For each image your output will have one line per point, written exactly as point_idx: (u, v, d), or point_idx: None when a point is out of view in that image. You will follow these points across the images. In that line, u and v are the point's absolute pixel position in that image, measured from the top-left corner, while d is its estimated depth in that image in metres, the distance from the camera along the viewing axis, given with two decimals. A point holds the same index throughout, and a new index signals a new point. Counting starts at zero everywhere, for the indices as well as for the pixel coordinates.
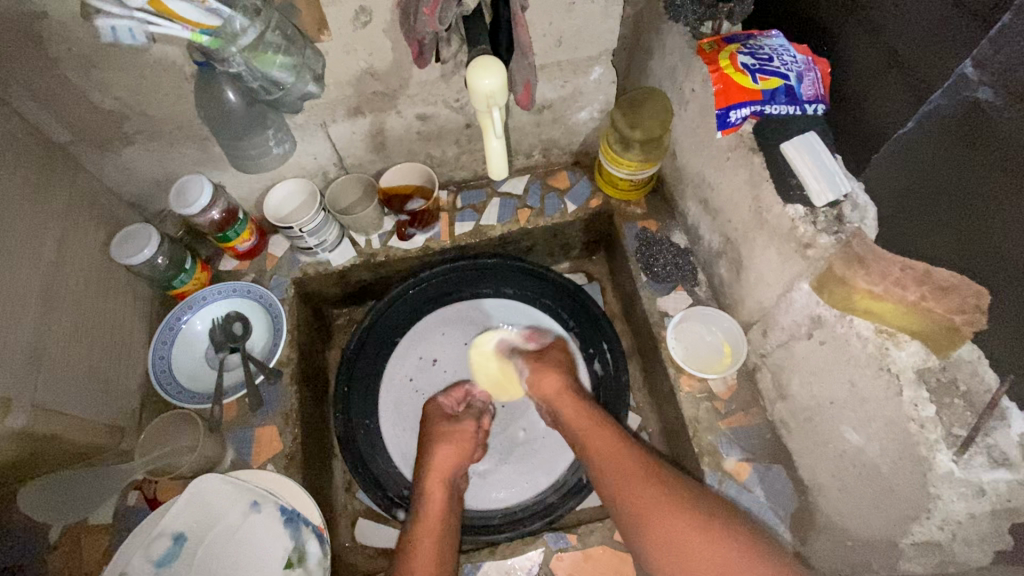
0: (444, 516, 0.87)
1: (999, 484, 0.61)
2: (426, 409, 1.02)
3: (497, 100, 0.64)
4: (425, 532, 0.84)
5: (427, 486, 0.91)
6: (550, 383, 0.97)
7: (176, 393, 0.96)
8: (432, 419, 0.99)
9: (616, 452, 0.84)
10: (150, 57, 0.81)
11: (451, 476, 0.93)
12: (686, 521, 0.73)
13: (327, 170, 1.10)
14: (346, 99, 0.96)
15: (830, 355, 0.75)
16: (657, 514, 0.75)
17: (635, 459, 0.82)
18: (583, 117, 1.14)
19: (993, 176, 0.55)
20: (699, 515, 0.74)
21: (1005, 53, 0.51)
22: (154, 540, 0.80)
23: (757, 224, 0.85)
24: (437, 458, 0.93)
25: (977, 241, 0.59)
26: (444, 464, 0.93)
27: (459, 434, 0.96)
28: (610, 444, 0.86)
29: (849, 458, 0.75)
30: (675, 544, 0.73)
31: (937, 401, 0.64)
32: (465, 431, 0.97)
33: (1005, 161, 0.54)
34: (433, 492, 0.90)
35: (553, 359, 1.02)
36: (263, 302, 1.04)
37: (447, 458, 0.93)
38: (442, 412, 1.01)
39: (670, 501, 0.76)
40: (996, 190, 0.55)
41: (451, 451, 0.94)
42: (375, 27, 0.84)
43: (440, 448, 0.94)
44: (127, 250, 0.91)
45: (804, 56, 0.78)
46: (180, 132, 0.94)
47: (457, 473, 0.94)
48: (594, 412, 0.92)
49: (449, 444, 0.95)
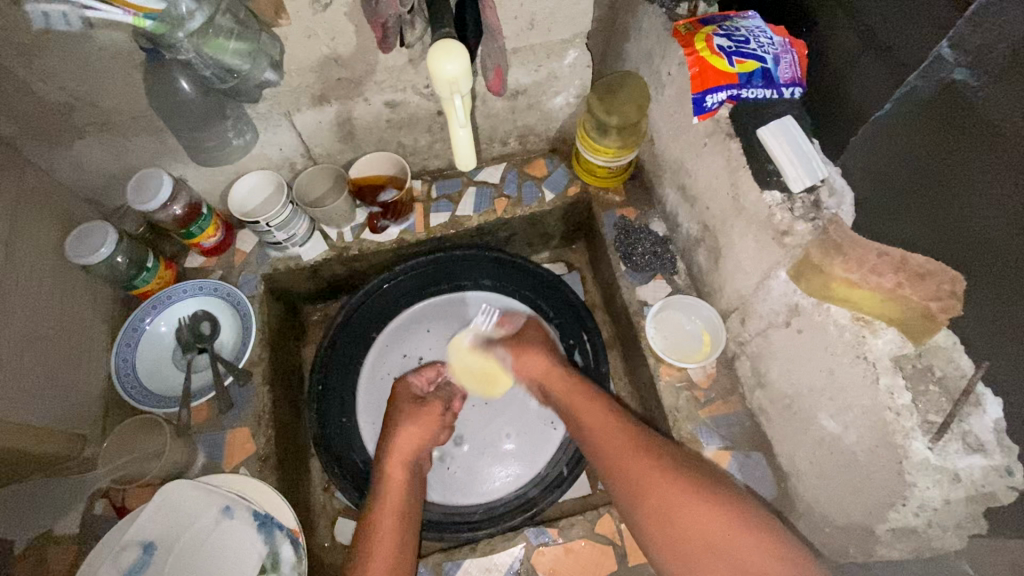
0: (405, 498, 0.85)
1: (973, 470, 0.60)
2: (396, 387, 0.98)
3: (461, 87, 0.61)
4: (387, 515, 0.82)
5: (388, 467, 0.87)
6: (534, 363, 0.96)
7: (141, 398, 0.92)
8: (400, 398, 0.96)
9: (596, 427, 0.83)
10: (95, 45, 0.76)
11: (414, 457, 0.89)
12: (673, 492, 0.72)
13: (293, 161, 1.05)
14: (310, 86, 0.92)
15: (808, 343, 0.75)
16: (649, 485, 0.73)
17: (619, 441, 0.79)
18: (559, 102, 1.10)
19: (966, 158, 0.54)
20: (685, 483, 0.72)
21: (981, 34, 0.50)
22: (123, 549, 0.77)
23: (734, 211, 0.83)
24: (398, 439, 0.89)
25: (954, 225, 0.57)
26: (406, 446, 0.89)
27: (426, 416, 0.92)
28: (594, 421, 0.84)
29: (827, 445, 0.75)
30: (665, 509, 0.71)
31: (913, 388, 0.64)
32: (433, 413, 0.93)
33: (978, 144, 0.53)
34: (395, 474, 0.87)
35: (536, 341, 0.98)
36: (230, 299, 1.00)
37: (410, 439, 0.89)
38: (411, 392, 0.98)
39: (663, 471, 0.74)
40: (970, 172, 0.54)
41: (415, 432, 0.90)
42: (336, 9, 0.80)
43: (401, 429, 0.90)
44: (83, 250, 0.87)
45: (780, 38, 0.76)
46: (135, 123, 0.90)
47: (421, 455, 0.91)
48: (578, 399, 0.88)
49: (413, 425, 0.91)
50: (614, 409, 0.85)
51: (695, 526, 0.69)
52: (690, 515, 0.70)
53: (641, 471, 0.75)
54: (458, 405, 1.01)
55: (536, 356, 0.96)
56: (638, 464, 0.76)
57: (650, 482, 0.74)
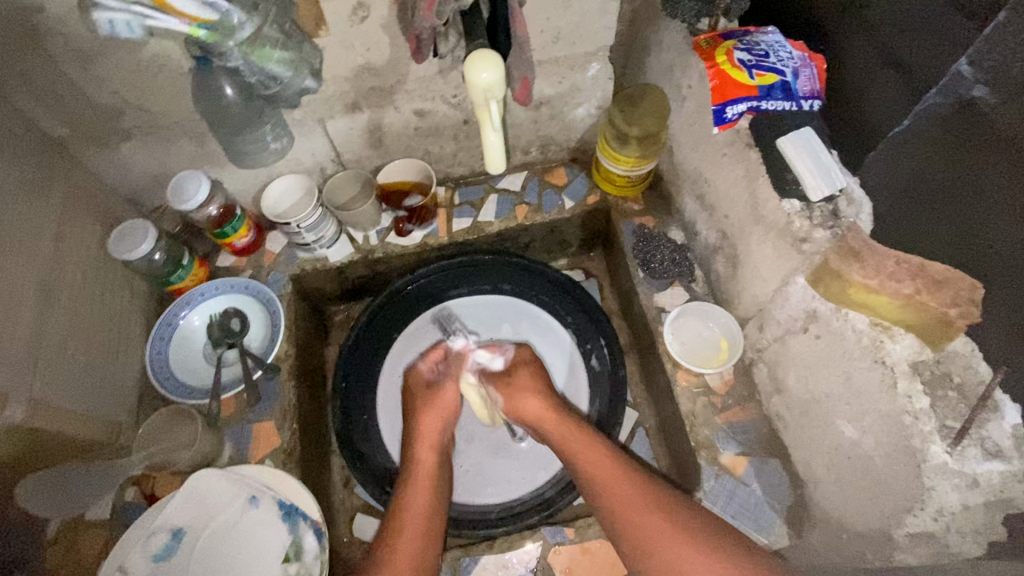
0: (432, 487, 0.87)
1: (992, 475, 0.60)
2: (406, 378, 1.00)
3: (496, 93, 0.64)
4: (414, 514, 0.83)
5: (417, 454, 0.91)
6: (528, 405, 0.93)
7: (174, 390, 0.96)
8: (413, 390, 0.98)
9: (603, 478, 0.82)
10: (147, 52, 0.81)
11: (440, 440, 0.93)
12: (680, 543, 0.74)
13: (324, 167, 1.10)
14: (345, 95, 0.96)
15: (826, 349, 0.76)
16: (657, 544, 0.74)
17: (626, 493, 0.79)
18: (581, 113, 1.14)
19: (985, 171, 0.56)
20: (688, 533, 0.74)
21: (997, 52, 0.52)
22: (152, 535, 0.80)
23: (753, 219, 0.85)
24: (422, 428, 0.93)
25: (975, 236, 0.58)
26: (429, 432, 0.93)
27: (437, 406, 0.95)
28: (597, 472, 0.83)
29: (844, 451, 0.75)
30: (655, 546, 0.75)
31: (931, 393, 0.65)
32: (445, 401, 0.95)
33: (998, 158, 0.54)
34: (424, 458, 0.91)
35: (523, 383, 0.95)
36: (260, 297, 1.04)
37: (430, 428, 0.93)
38: (422, 379, 0.99)
39: (670, 525, 0.75)
40: (989, 184, 0.56)
41: (434, 417, 0.94)
42: (372, 22, 0.84)
43: (421, 420, 0.94)
44: (125, 246, 0.91)
45: (799, 52, 0.79)
46: (178, 127, 0.95)
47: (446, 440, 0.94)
48: (576, 439, 0.88)
49: (430, 415, 0.94)
50: (619, 457, 0.85)
51: (680, 562, 0.72)
52: (677, 548, 0.73)
53: (647, 521, 0.76)
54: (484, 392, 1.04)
55: (530, 397, 0.94)
56: (650, 516, 0.77)
57: (659, 540, 0.75)
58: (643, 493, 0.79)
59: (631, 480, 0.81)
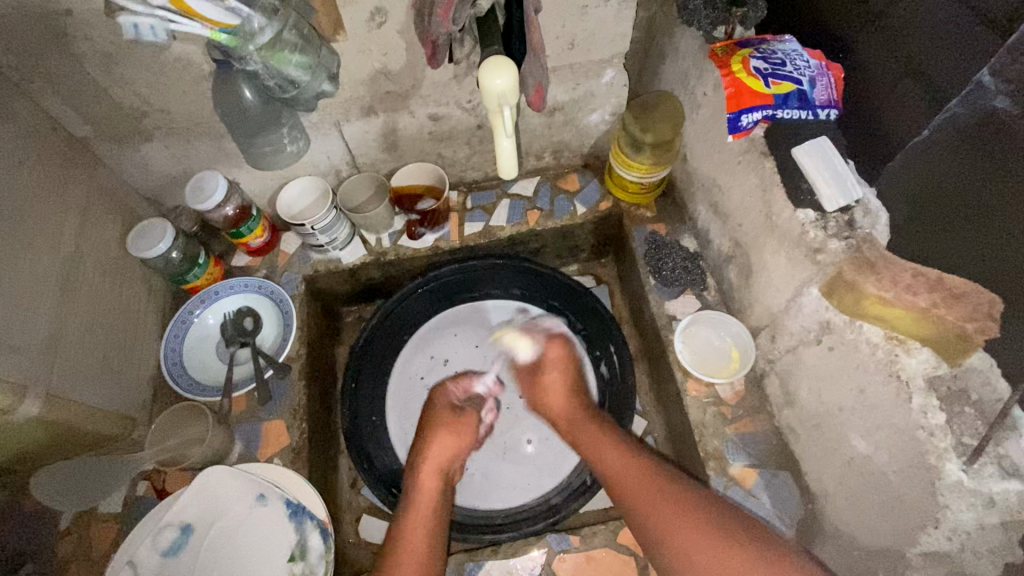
0: (436, 502, 0.86)
1: (1009, 495, 0.59)
2: (434, 394, 0.99)
3: (508, 100, 0.64)
4: (416, 521, 0.82)
5: (420, 474, 0.88)
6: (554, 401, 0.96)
7: (187, 386, 0.98)
8: (437, 407, 0.96)
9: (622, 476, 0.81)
10: (170, 55, 0.83)
11: (447, 466, 0.90)
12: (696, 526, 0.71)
13: (339, 169, 1.11)
14: (360, 99, 0.97)
15: (839, 361, 0.75)
16: (678, 533, 0.72)
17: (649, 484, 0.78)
18: (595, 119, 1.14)
19: (1010, 184, 0.54)
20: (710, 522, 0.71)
21: (1020, 63, 0.51)
22: (162, 529, 0.82)
23: (767, 228, 0.85)
24: (434, 447, 0.90)
25: (999, 250, 0.57)
26: (441, 453, 0.90)
27: (461, 427, 0.93)
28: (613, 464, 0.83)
29: (857, 465, 0.74)
30: (673, 532, 0.72)
31: (948, 409, 0.63)
32: (468, 424, 0.94)
33: (1023, 172, 0.53)
34: (428, 482, 0.88)
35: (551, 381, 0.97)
36: (273, 297, 1.05)
37: (446, 449, 0.91)
38: (448, 400, 0.98)
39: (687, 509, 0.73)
40: (1014, 199, 0.54)
41: (451, 441, 0.91)
42: (389, 27, 0.85)
43: (436, 438, 0.91)
44: (143, 244, 0.93)
45: (817, 61, 0.78)
46: (198, 129, 0.96)
47: (454, 464, 0.91)
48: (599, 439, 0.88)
49: (449, 435, 0.92)
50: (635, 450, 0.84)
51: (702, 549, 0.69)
52: (696, 529, 0.71)
53: (668, 510, 0.74)
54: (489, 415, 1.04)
55: (555, 395, 0.96)
56: (667, 505, 0.74)
57: (679, 529, 0.72)
58: (665, 479, 0.78)
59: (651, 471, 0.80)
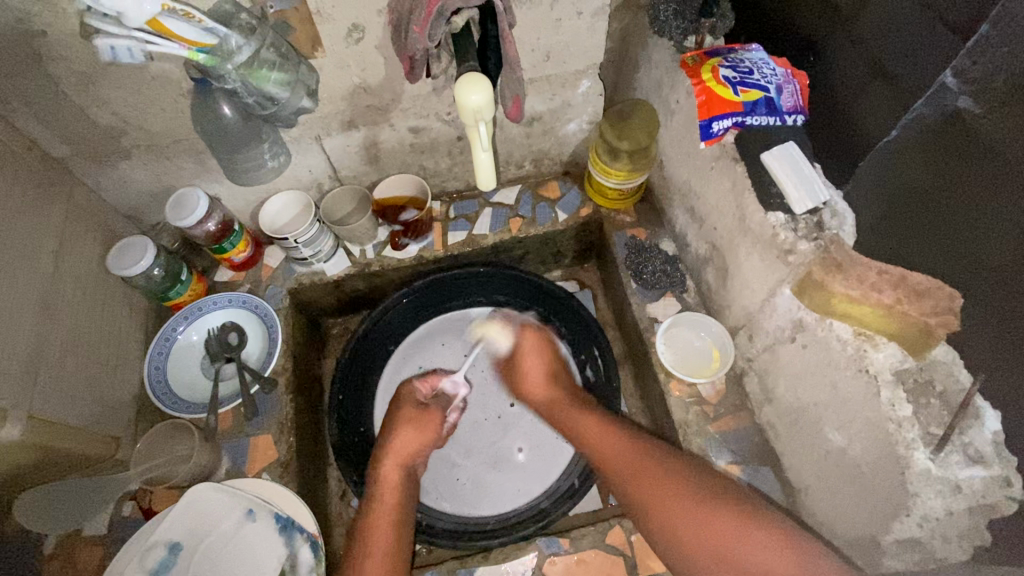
0: (399, 496, 0.88)
1: (974, 481, 0.62)
2: (400, 389, 1.01)
3: (484, 115, 0.65)
4: (379, 518, 0.84)
5: (385, 467, 0.90)
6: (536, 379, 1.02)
7: (171, 404, 0.97)
8: (402, 401, 0.99)
9: (617, 461, 0.84)
10: (147, 74, 0.83)
11: (410, 460, 0.93)
12: (686, 502, 0.74)
13: (321, 182, 1.11)
14: (340, 113, 0.98)
15: (812, 358, 0.78)
16: (668, 508, 0.75)
17: (636, 468, 0.81)
18: (572, 128, 1.16)
19: (976, 178, 0.56)
20: (702, 498, 0.74)
21: (983, 65, 0.54)
22: (150, 548, 0.81)
23: (740, 231, 0.87)
24: (398, 441, 0.93)
25: (968, 245, 0.59)
26: (405, 447, 0.93)
27: (426, 421, 0.96)
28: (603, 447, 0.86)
29: (833, 458, 0.77)
30: (664, 509, 0.75)
31: (914, 401, 0.66)
32: (435, 419, 0.97)
33: (986, 168, 0.55)
34: (390, 474, 0.90)
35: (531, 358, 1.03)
36: (258, 312, 1.05)
37: (409, 443, 0.93)
38: (414, 397, 1.01)
39: (676, 488, 0.76)
40: (978, 195, 0.57)
41: (415, 435, 0.94)
42: (367, 43, 0.86)
43: (401, 432, 0.94)
44: (125, 262, 0.93)
45: (782, 68, 0.81)
46: (177, 146, 0.96)
47: (418, 458, 0.94)
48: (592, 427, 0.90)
49: (412, 428, 0.94)
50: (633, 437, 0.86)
51: (699, 526, 0.72)
52: (684, 507, 0.74)
53: (658, 489, 0.77)
54: (456, 415, 1.06)
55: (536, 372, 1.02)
56: (660, 485, 0.77)
57: (671, 505, 0.75)
58: (660, 459, 0.81)
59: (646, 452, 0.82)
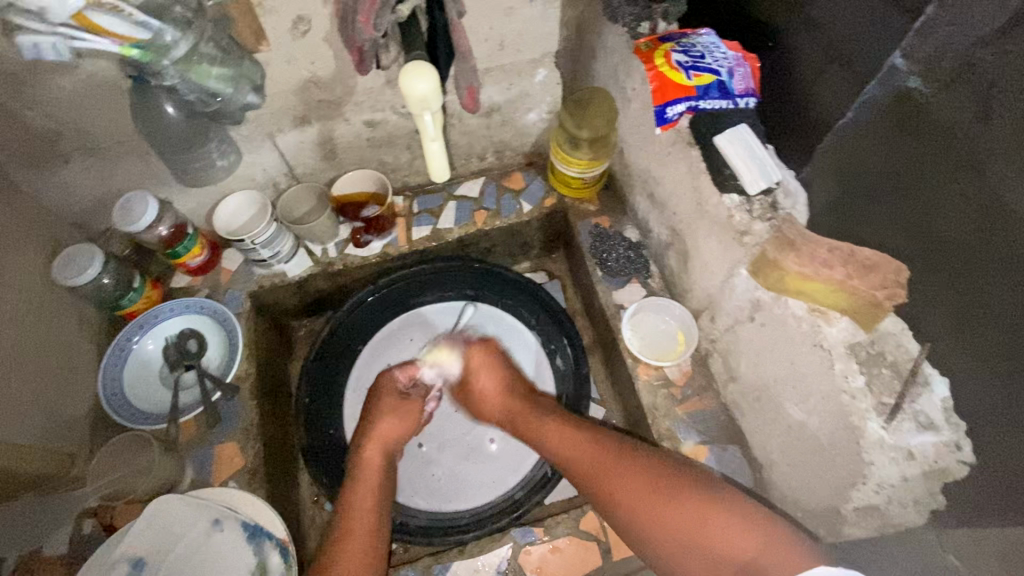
0: (382, 480, 0.88)
1: (926, 446, 0.63)
2: (379, 379, 1.00)
3: (431, 103, 0.64)
4: (362, 506, 0.83)
5: (367, 451, 0.90)
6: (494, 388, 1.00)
7: (130, 416, 0.94)
8: (382, 391, 0.98)
9: (583, 448, 0.84)
10: (82, 72, 0.79)
11: (391, 447, 0.92)
12: (651, 487, 0.76)
13: (277, 181, 1.09)
14: (292, 109, 0.96)
15: (771, 336, 0.79)
16: (634, 494, 0.76)
17: (604, 454, 0.82)
18: (532, 118, 1.16)
19: (923, 156, 0.58)
20: (667, 484, 0.75)
21: (930, 44, 0.55)
22: (112, 567, 0.77)
23: (698, 215, 0.88)
24: (380, 427, 0.93)
25: (915, 222, 0.60)
26: (387, 433, 0.93)
27: (408, 411, 0.96)
28: (569, 437, 0.87)
29: (795, 432, 0.79)
30: (630, 495, 0.77)
31: (867, 372, 0.68)
32: (415, 409, 0.96)
33: (932, 147, 0.57)
34: (372, 457, 0.90)
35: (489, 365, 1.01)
36: (217, 316, 1.02)
37: (391, 430, 0.93)
38: (395, 386, 0.99)
39: (643, 474, 0.77)
40: (925, 173, 0.58)
41: (397, 423, 0.94)
42: (314, 35, 0.84)
43: (382, 419, 0.93)
44: (70, 271, 0.89)
45: (733, 52, 0.81)
46: (121, 148, 0.93)
47: (398, 447, 0.94)
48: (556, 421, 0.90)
49: (394, 417, 0.94)
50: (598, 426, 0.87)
51: (666, 511, 0.73)
52: (649, 493, 0.75)
53: (625, 474, 0.78)
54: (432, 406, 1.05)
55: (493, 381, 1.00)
56: (626, 472, 0.78)
57: (635, 492, 0.76)
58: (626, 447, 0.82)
59: (614, 438, 0.84)
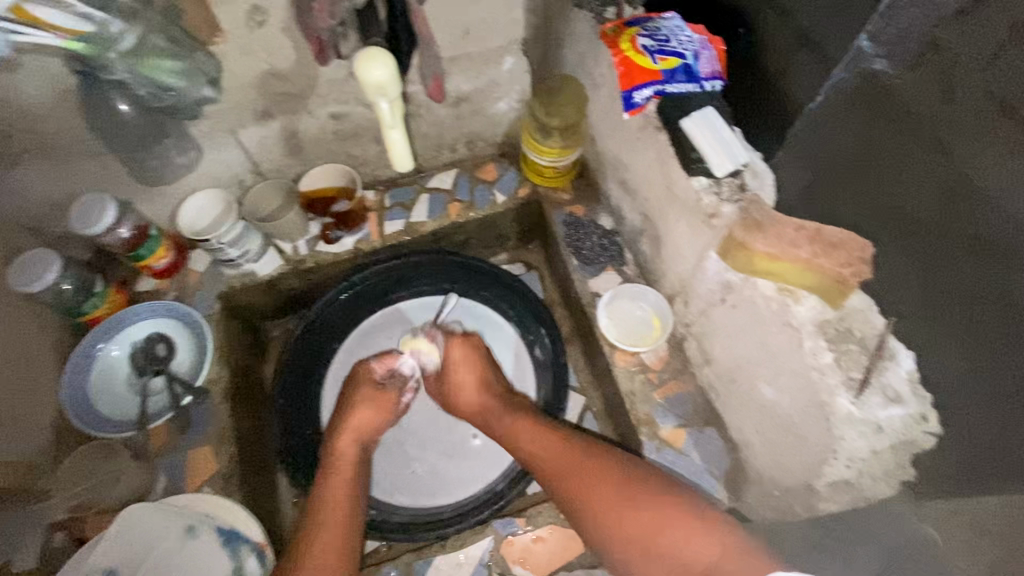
0: (356, 468, 0.89)
1: (894, 420, 0.64)
2: (356, 368, 1.00)
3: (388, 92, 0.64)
4: (335, 506, 0.82)
5: (340, 441, 0.92)
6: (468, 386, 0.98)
7: (96, 424, 0.91)
8: (359, 381, 0.98)
9: (555, 451, 0.85)
10: (28, 70, 0.76)
11: (366, 436, 0.94)
12: (615, 489, 0.78)
13: (242, 179, 1.06)
14: (253, 103, 0.93)
15: (742, 317, 0.80)
16: (597, 492, 0.78)
17: (573, 460, 0.83)
18: (503, 107, 1.15)
19: (894, 139, 0.57)
20: (634, 490, 0.77)
21: (896, 27, 0.53)
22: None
23: (669, 199, 0.89)
24: (356, 417, 0.94)
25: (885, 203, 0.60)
26: (362, 422, 0.94)
27: (383, 400, 0.96)
28: (541, 437, 0.88)
29: (768, 411, 0.80)
30: (592, 492, 0.79)
31: (835, 348, 0.69)
32: (390, 399, 0.97)
33: (904, 130, 0.56)
34: (346, 448, 0.91)
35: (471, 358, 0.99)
36: (186, 319, 1.00)
37: (366, 419, 0.94)
38: (371, 376, 0.99)
39: (610, 479, 0.79)
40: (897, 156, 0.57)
41: (373, 413, 0.95)
42: (271, 25, 0.82)
43: (358, 409, 0.94)
44: (26, 278, 0.85)
45: (698, 35, 0.79)
46: (77, 148, 0.90)
47: (375, 435, 0.95)
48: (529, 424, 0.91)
49: (369, 407, 0.95)
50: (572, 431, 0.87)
51: (628, 513, 0.76)
52: (612, 496, 0.77)
53: (590, 477, 0.80)
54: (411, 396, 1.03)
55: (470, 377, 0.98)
56: (596, 476, 0.80)
57: (598, 490, 0.78)
58: (601, 452, 0.83)
59: (585, 444, 0.84)
